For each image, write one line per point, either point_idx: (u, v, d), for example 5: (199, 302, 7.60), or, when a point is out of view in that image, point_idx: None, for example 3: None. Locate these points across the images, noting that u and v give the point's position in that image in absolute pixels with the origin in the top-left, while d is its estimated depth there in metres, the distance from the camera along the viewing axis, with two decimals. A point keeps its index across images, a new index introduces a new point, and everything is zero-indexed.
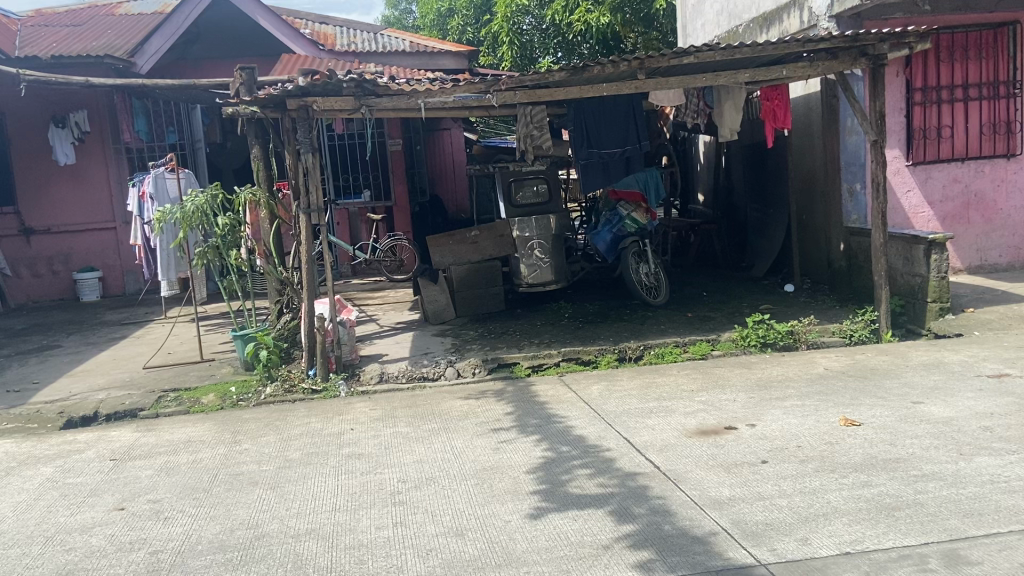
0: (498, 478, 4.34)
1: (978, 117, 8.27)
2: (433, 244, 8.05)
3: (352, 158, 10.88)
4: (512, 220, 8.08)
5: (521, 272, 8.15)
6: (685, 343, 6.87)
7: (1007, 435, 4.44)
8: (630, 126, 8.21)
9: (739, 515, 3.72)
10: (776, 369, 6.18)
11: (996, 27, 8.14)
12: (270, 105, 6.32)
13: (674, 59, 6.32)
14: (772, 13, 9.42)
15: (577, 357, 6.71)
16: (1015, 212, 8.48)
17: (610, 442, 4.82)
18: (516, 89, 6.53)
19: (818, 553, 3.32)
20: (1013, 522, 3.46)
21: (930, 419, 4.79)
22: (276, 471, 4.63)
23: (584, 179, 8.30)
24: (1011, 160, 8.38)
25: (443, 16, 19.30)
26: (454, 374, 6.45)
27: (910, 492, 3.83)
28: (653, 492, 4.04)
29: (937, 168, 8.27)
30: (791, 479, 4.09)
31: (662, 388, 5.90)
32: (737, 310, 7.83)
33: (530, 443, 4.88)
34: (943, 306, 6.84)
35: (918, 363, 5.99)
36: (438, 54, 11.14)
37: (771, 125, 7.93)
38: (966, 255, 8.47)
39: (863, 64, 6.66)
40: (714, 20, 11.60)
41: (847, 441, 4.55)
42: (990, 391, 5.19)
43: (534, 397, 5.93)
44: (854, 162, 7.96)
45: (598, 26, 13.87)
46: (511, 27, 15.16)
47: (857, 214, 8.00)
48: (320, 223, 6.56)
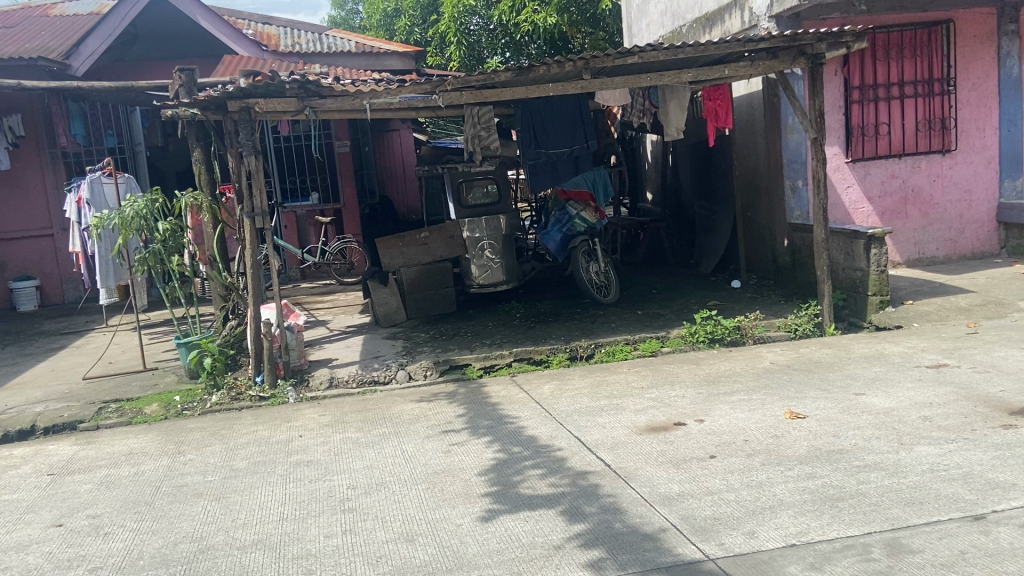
0: (449, 481, 4.31)
1: (914, 114, 8.49)
2: (382, 246, 7.91)
3: (298, 160, 10.71)
4: (462, 220, 8.04)
5: (472, 273, 8.13)
6: (636, 341, 6.91)
7: (946, 424, 4.56)
8: (577, 126, 8.24)
9: (688, 511, 3.76)
10: (723, 365, 6.26)
11: (930, 26, 8.36)
12: (210, 107, 6.19)
13: (618, 59, 6.35)
14: (714, 13, 9.57)
15: (529, 357, 6.72)
16: (952, 207, 8.69)
17: (561, 441, 4.83)
18: (462, 90, 6.50)
19: (765, 546, 3.37)
20: (953, 509, 3.54)
21: (872, 410, 4.91)
22: (222, 481, 4.53)
23: (532, 179, 8.28)
24: (947, 155, 8.59)
25: (389, 16, 19.24)
26: (405, 377, 6.41)
27: (854, 482, 3.91)
28: (604, 490, 4.06)
29: (875, 164, 8.49)
30: (739, 473, 4.15)
31: (613, 386, 5.94)
32: (685, 306, 7.93)
33: (481, 445, 4.85)
34: (883, 299, 7.01)
35: (860, 355, 6.14)
36: (384, 55, 11.07)
37: (714, 124, 8.04)
38: (904, 249, 8.70)
39: (802, 63, 6.79)
40: (658, 20, 11.73)
41: (792, 434, 4.63)
42: (929, 382, 5.33)
43: (486, 398, 5.90)
44: (797, 158, 8.11)
45: (545, 26, 13.84)
46: (458, 27, 15.07)
47: (801, 210, 8.18)
48: (264, 227, 6.42)
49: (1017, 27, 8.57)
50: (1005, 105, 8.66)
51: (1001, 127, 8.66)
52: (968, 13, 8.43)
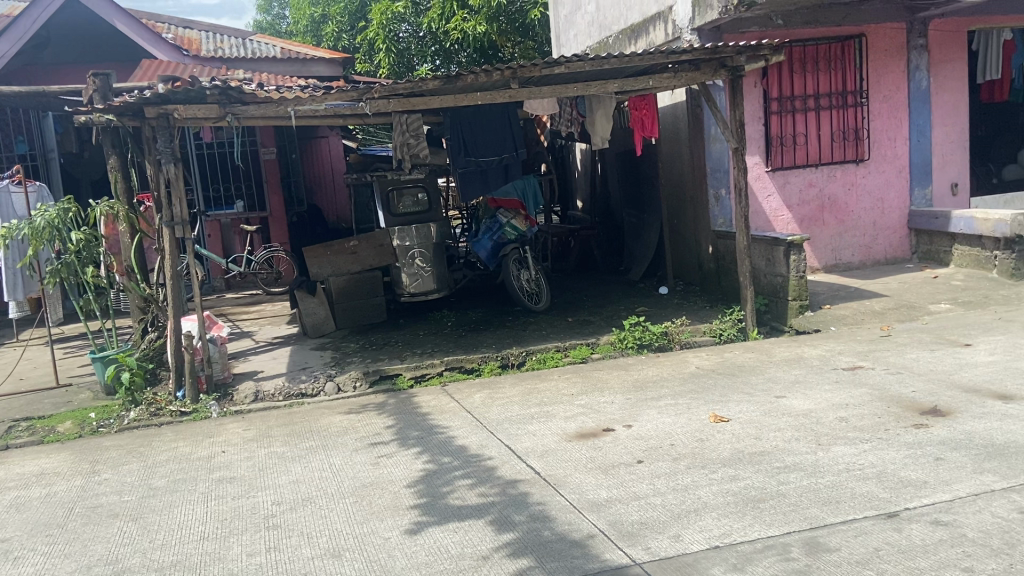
0: (377, 494, 4.26)
1: (829, 125, 8.82)
2: (309, 256, 7.70)
3: (222, 168, 10.46)
4: (392, 229, 7.96)
5: (402, 281, 8.04)
6: (566, 348, 6.97)
7: (861, 425, 4.73)
8: (507, 134, 8.27)
9: (615, 516, 3.80)
10: (651, 370, 6.37)
11: (843, 40, 8.69)
12: (127, 113, 5.98)
13: (545, 69, 6.42)
14: (639, 25, 9.75)
15: (460, 366, 6.70)
16: (866, 214, 9.04)
17: (491, 450, 4.82)
18: (389, 98, 6.49)
19: (690, 548, 3.43)
20: (868, 508, 3.67)
21: (792, 412, 5.06)
22: (139, 501, 4.36)
23: (463, 189, 8.29)
24: (860, 165, 8.93)
25: (316, 22, 18.98)
26: (334, 389, 6.31)
27: (774, 483, 4.02)
28: (533, 498, 4.08)
29: (794, 173, 8.80)
30: (665, 477, 4.22)
31: (543, 394, 5.96)
32: (614, 313, 8.03)
33: (410, 456, 4.81)
34: (802, 304, 7.27)
35: (781, 359, 6.33)
36: (310, 61, 10.96)
37: (641, 133, 8.18)
38: (822, 255, 9.01)
39: (723, 75, 6.96)
40: (585, 30, 11.90)
41: (716, 438, 4.73)
42: (845, 383, 5.54)
43: (416, 408, 5.85)
44: (720, 168, 8.31)
45: (474, 34, 13.88)
46: (387, 34, 14.96)
47: (723, 218, 8.35)
48: (185, 237, 6.25)
49: (925, 41, 8.94)
50: (915, 116, 9.03)
51: (911, 138, 9.03)
52: (879, 28, 8.78)
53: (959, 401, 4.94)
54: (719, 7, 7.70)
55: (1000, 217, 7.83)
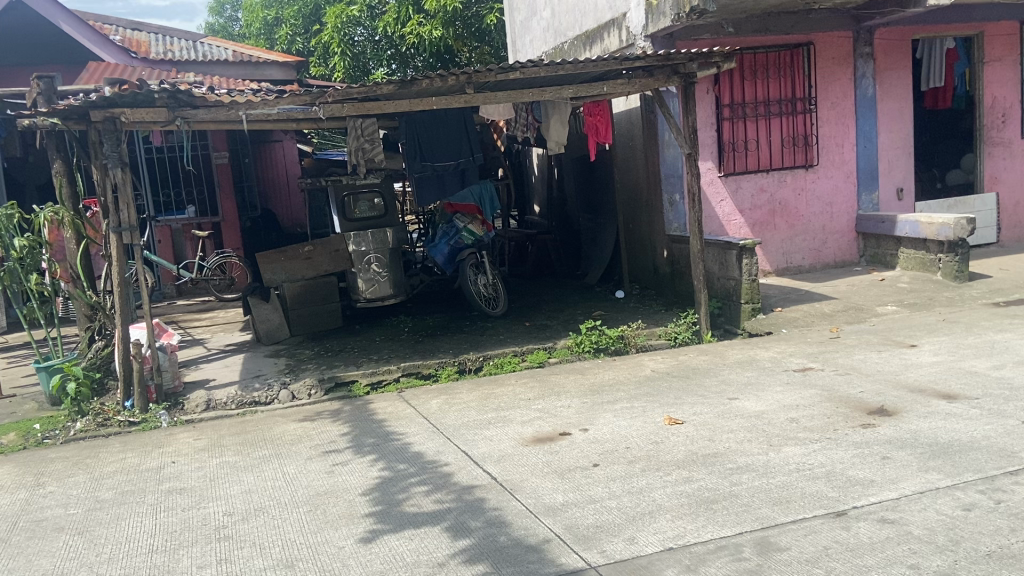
0: (332, 502, 4.21)
1: (780, 131, 8.99)
2: (262, 261, 7.64)
3: (171, 173, 10.27)
4: (347, 234, 7.88)
5: (358, 287, 7.95)
6: (523, 352, 6.98)
7: (811, 425, 4.82)
8: (462, 139, 8.28)
9: (571, 520, 3.81)
10: (607, 373, 6.41)
11: (792, 48, 8.87)
12: (72, 117, 5.83)
13: (501, 74, 6.41)
14: (594, 31, 9.80)
15: (417, 372, 6.66)
16: (816, 218, 9.23)
17: (447, 456, 4.80)
18: (343, 102, 6.37)
19: (644, 551, 3.46)
20: (818, 507, 3.74)
21: (745, 413, 5.14)
22: (85, 514, 4.25)
23: (419, 193, 8.36)
24: (810, 170, 9.12)
25: (269, 24, 18.75)
26: (288, 397, 6.23)
27: (727, 484, 4.08)
28: (489, 503, 4.07)
29: (746, 178, 8.95)
30: (620, 480, 4.25)
31: (500, 399, 5.95)
32: (571, 317, 8.07)
33: (365, 463, 4.77)
34: (754, 307, 7.41)
35: (733, 361, 6.43)
36: (263, 64, 10.85)
37: (595, 139, 8.25)
38: (774, 259, 9.18)
39: (676, 82, 7.05)
40: (541, 36, 11.95)
41: (671, 440, 4.78)
42: (796, 384, 5.64)
43: (372, 415, 5.80)
44: (673, 172, 8.43)
45: (430, 39, 13.86)
46: (341, 38, 14.85)
47: (678, 223, 8.49)
48: (132, 243, 6.11)
49: (870, 49, 9.16)
50: (862, 123, 9.25)
51: (858, 144, 9.25)
52: (826, 36, 8.97)
53: (905, 400, 5.07)
54: (673, 14, 7.79)
55: (943, 221, 8.05)
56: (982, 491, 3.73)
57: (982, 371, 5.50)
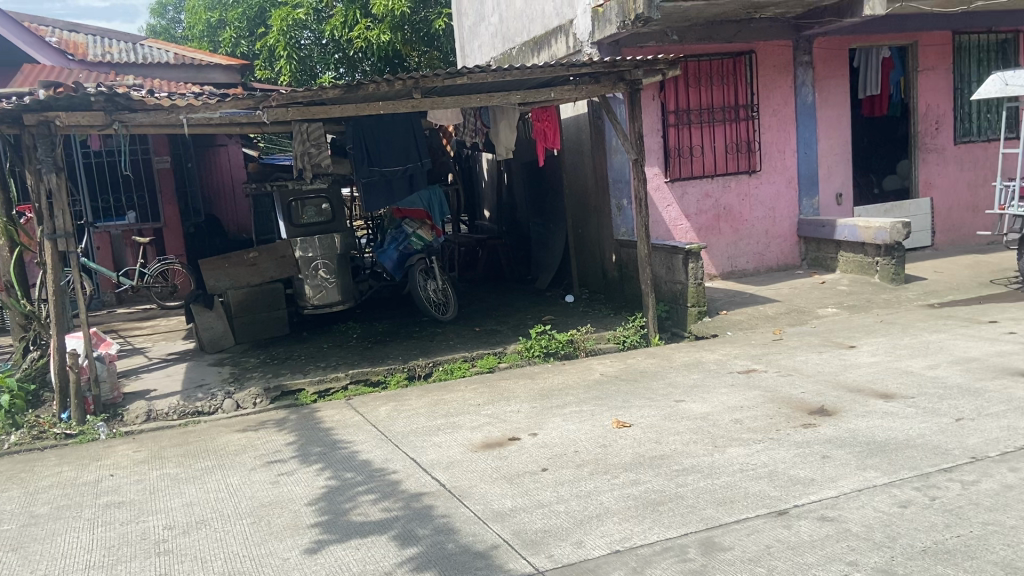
0: (277, 513, 4.14)
1: (723, 138, 9.16)
2: (206, 268, 7.49)
3: (109, 178, 10.03)
4: (293, 240, 7.76)
5: (305, 293, 7.84)
6: (473, 358, 6.96)
7: (754, 426, 4.91)
8: (410, 144, 8.23)
9: (519, 525, 3.81)
10: (556, 378, 6.43)
11: (734, 56, 9.04)
12: (4, 120, 5.64)
13: (448, 79, 6.40)
14: (541, 37, 9.86)
15: (365, 379, 6.59)
16: (759, 223, 9.42)
17: (395, 464, 4.76)
18: (288, 106, 6.30)
19: (592, 554, 3.48)
20: (760, 506, 3.81)
21: (691, 415, 5.21)
22: (18, 530, 4.10)
23: (367, 199, 8.15)
24: (753, 175, 9.31)
25: (212, 26, 18.41)
26: (233, 406, 6.11)
27: (673, 486, 4.13)
28: (438, 511, 4.05)
29: (691, 184, 9.10)
30: (569, 484, 4.27)
31: (450, 405, 5.93)
32: (520, 322, 8.09)
33: (311, 473, 4.70)
34: (700, 310, 7.52)
35: (680, 364, 6.52)
36: (205, 67, 10.64)
37: (543, 144, 8.29)
38: (719, 263, 9.35)
39: (621, 88, 7.13)
40: (489, 41, 11.98)
41: (618, 443, 4.82)
42: (740, 386, 5.74)
43: (318, 424, 5.72)
44: (621, 178, 8.53)
45: (378, 43, 13.77)
46: (288, 41, 14.66)
47: (625, 228, 8.57)
48: (68, 250, 5.93)
49: (810, 58, 9.39)
50: (802, 130, 9.47)
51: (799, 150, 9.47)
52: (767, 45, 9.18)
53: (844, 400, 5.20)
54: (618, 21, 7.88)
55: (880, 225, 8.29)
56: (917, 488, 3.84)
57: (918, 371, 5.67)
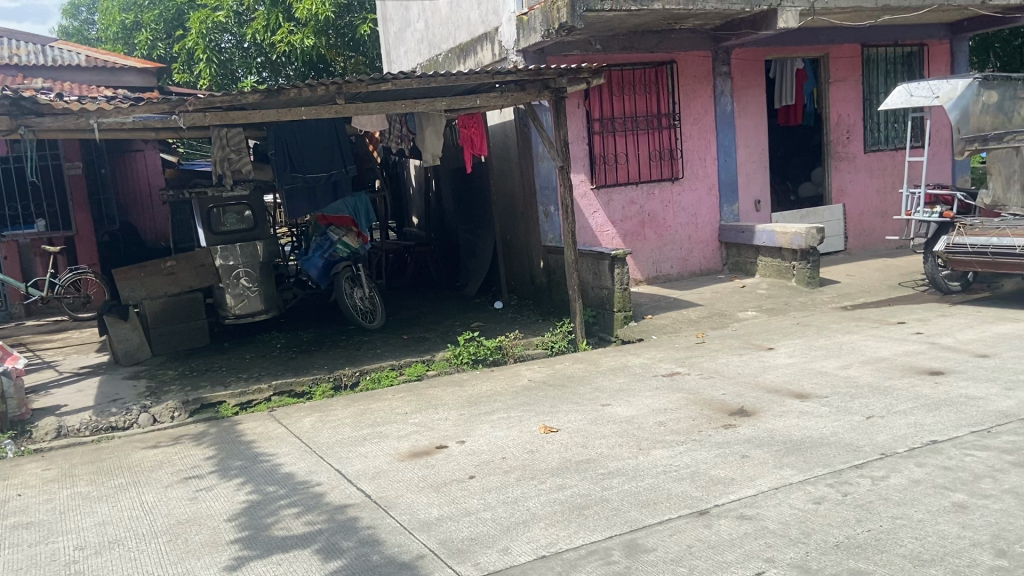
0: (195, 530, 4.01)
1: (647, 146, 9.34)
2: (120, 278, 7.24)
3: (17, 187, 9.64)
4: (213, 248, 7.55)
5: (226, 302, 7.61)
6: (401, 366, 6.89)
7: (677, 428, 5.01)
8: (335, 150, 8.12)
9: (445, 534, 3.79)
10: (484, 385, 6.43)
11: (656, 65, 9.24)
12: None
13: (372, 85, 6.34)
14: (467, 44, 9.87)
15: (289, 390, 6.46)
16: (682, 229, 9.63)
17: (319, 476, 4.67)
18: (205, 111, 6.11)
19: (517, 560, 3.49)
20: (682, 507, 3.88)
21: (617, 419, 5.28)
22: None
23: (290, 205, 8.02)
24: (676, 183, 9.51)
25: (128, 29, 17.80)
26: (149, 420, 5.91)
27: (598, 489, 4.17)
28: (362, 522, 3.99)
29: (616, 191, 9.24)
30: (496, 491, 4.26)
31: (376, 414, 5.85)
32: (449, 329, 8.05)
33: (231, 488, 4.57)
34: (626, 315, 7.64)
35: (606, 368, 6.60)
36: (120, 70, 10.30)
37: (470, 151, 8.28)
38: (644, 268, 9.51)
39: (546, 96, 7.19)
40: (415, 48, 11.93)
41: (545, 448, 4.85)
42: (664, 389, 5.84)
43: (240, 437, 5.58)
44: (548, 185, 8.60)
45: (302, 47, 13.59)
46: (207, 44, 14.30)
47: (553, 234, 8.63)
48: None
49: (728, 69, 9.66)
50: (722, 138, 9.73)
51: (719, 158, 9.72)
52: (688, 56, 9.41)
53: (763, 401, 5.36)
54: (542, 30, 7.97)
55: (796, 231, 8.59)
56: (830, 485, 3.98)
57: (831, 371, 5.88)
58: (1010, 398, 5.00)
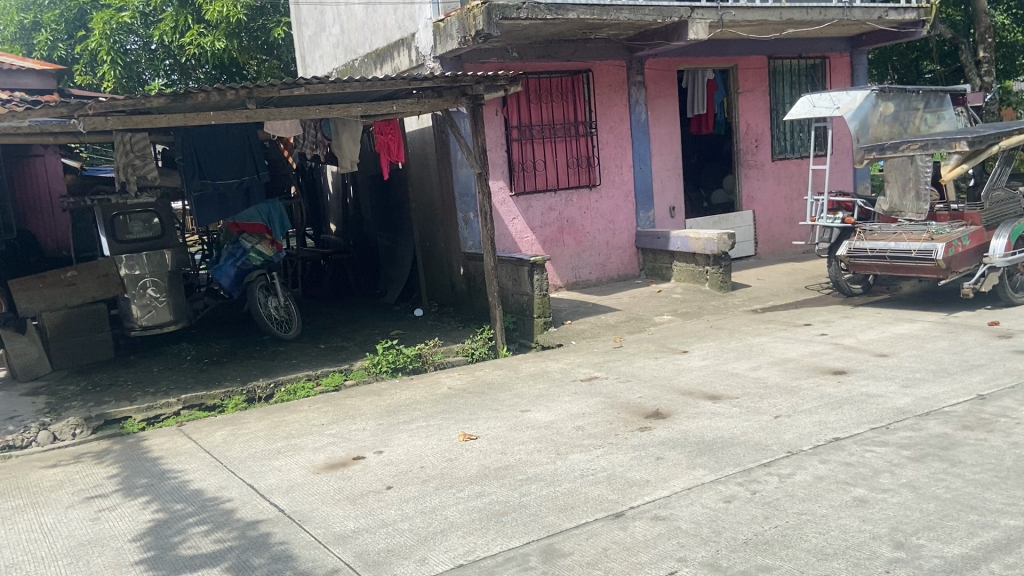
0: (96, 552, 3.83)
1: (565, 153, 9.44)
2: (16, 289, 6.83)
3: None
4: (118, 257, 7.22)
5: (132, 313, 7.28)
6: (317, 376, 6.75)
7: (594, 432, 5.06)
8: (247, 157, 7.90)
9: (362, 547, 3.72)
10: (403, 394, 6.35)
11: (572, 74, 9.36)
12: None
13: (285, 90, 6.20)
14: (384, 50, 9.78)
15: (199, 404, 6.24)
16: (600, 235, 9.77)
17: (231, 491, 4.53)
18: (107, 115, 5.84)
19: (434, 570, 3.45)
20: (598, 510, 3.92)
21: (535, 425, 5.30)
22: None
23: (198, 212, 7.75)
24: (593, 190, 9.64)
25: (25, 28, 16.92)
26: (49, 438, 5.61)
27: (516, 496, 4.17)
28: (275, 538, 3.88)
29: (534, 198, 9.31)
30: (413, 501, 4.22)
31: (291, 426, 5.72)
32: (368, 338, 7.94)
33: (136, 507, 4.38)
34: (546, 320, 7.71)
35: (526, 374, 6.62)
36: (17, 73, 9.78)
37: (387, 158, 8.21)
38: (563, 274, 9.61)
39: (464, 103, 7.18)
40: (331, 53, 11.75)
41: (464, 456, 4.82)
42: (583, 394, 5.90)
43: (146, 453, 5.36)
44: (468, 192, 8.59)
45: (212, 50, 13.19)
46: (112, 45, 13.65)
47: (472, 240, 8.64)
48: None
49: (642, 78, 9.87)
50: (638, 146, 9.92)
51: (635, 165, 9.91)
52: (603, 65, 9.56)
53: (677, 403, 5.47)
54: (459, 37, 7.98)
55: (708, 237, 8.83)
56: (740, 484, 4.09)
57: (742, 373, 6.06)
58: (907, 395, 5.25)
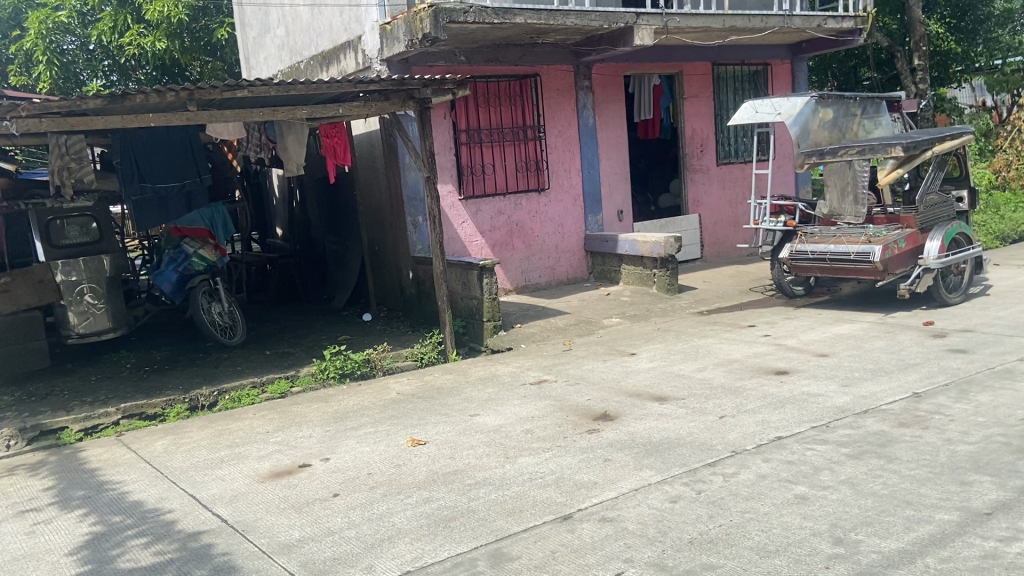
0: (29, 568, 3.69)
1: (513, 157, 9.46)
2: None
3: None
4: (53, 263, 6.97)
5: (68, 321, 7.02)
6: (263, 383, 6.63)
7: (543, 435, 5.07)
8: (189, 161, 7.77)
9: (307, 555, 3.66)
10: (351, 400, 6.28)
11: (520, 78, 9.40)
12: None
13: (227, 92, 6.09)
14: (330, 52, 9.68)
15: (140, 413, 6.07)
16: (550, 238, 9.81)
17: (172, 502, 4.41)
18: (41, 116, 5.67)
19: None
20: (546, 513, 3.93)
21: (484, 429, 5.29)
22: None
23: (137, 217, 7.52)
24: (542, 194, 9.68)
25: None
26: None
27: (465, 501, 4.15)
28: (217, 549, 3.80)
29: (483, 201, 9.30)
30: (360, 508, 4.17)
31: (235, 434, 5.60)
32: (315, 343, 7.83)
33: (72, 520, 4.24)
34: (495, 324, 7.70)
35: (476, 378, 6.60)
36: None
37: (333, 161, 8.12)
38: (513, 277, 9.62)
39: (411, 106, 7.14)
40: (276, 54, 11.57)
41: (412, 462, 4.79)
42: (532, 397, 5.91)
43: (83, 464, 5.19)
44: (416, 196, 8.55)
45: (153, 51, 12.90)
46: (48, 45, 13.24)
47: (421, 244, 8.61)
48: None
49: (589, 83, 9.96)
50: (586, 150, 10.00)
51: (583, 169, 9.99)
52: (550, 69, 9.61)
53: (624, 405, 5.51)
54: (406, 40, 7.94)
55: (655, 240, 8.93)
56: (686, 484, 4.13)
57: (689, 374, 6.14)
58: (847, 394, 5.38)
